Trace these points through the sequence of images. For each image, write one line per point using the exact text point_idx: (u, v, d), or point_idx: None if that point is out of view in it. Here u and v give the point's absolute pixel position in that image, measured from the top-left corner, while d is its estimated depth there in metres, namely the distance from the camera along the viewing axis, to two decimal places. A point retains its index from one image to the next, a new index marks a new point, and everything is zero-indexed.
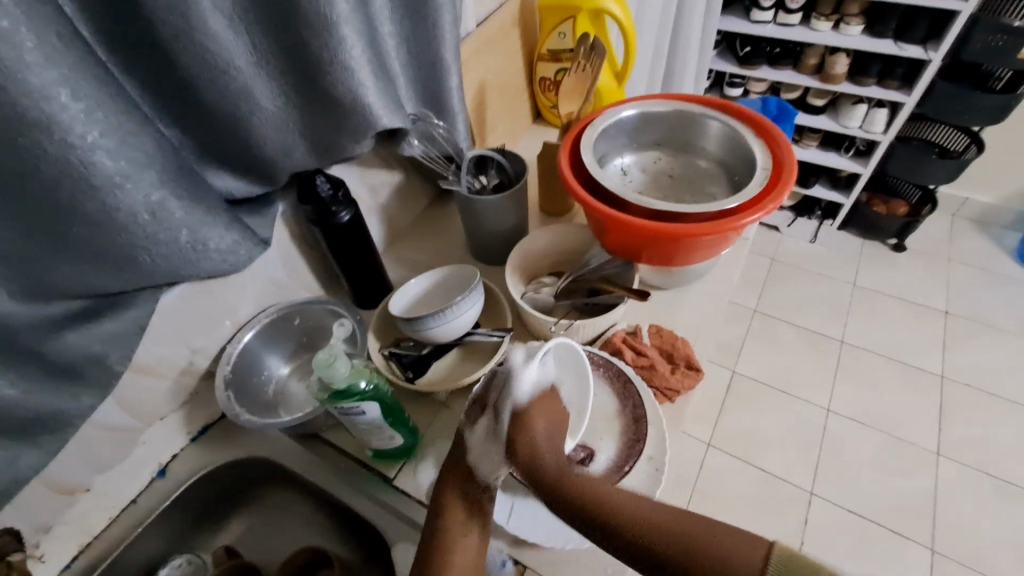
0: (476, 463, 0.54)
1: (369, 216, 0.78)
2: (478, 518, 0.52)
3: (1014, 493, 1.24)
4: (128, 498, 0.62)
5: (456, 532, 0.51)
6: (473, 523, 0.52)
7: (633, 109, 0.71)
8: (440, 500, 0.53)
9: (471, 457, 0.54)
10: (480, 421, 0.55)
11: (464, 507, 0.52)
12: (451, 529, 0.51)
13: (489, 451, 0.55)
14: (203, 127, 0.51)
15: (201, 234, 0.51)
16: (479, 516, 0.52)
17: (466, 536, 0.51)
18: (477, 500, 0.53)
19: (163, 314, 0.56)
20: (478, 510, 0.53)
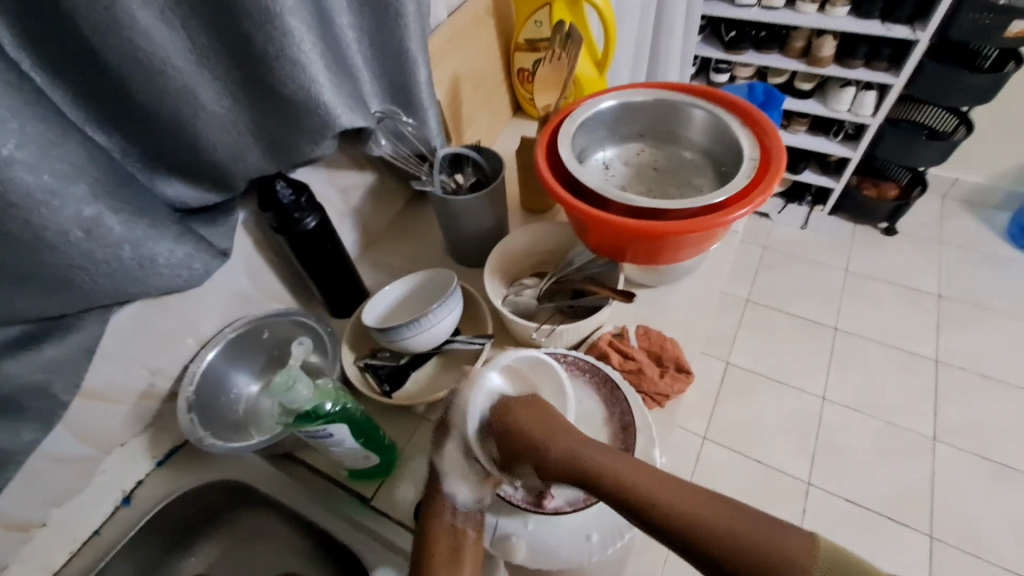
0: (453, 491, 0.49)
1: (341, 221, 0.75)
2: (466, 551, 0.47)
3: (1010, 475, 1.23)
4: (90, 529, 0.59)
5: (442, 569, 0.45)
6: (460, 559, 0.46)
7: (613, 99, 0.67)
8: (424, 538, 0.47)
9: (448, 486, 0.49)
10: (448, 445, 0.49)
11: (449, 539, 0.47)
12: (436, 566, 0.45)
13: (467, 475, 0.49)
14: (145, 134, 0.47)
15: (146, 249, 0.47)
16: (463, 550, 0.47)
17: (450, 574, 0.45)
18: (462, 530, 0.48)
19: (114, 335, 0.52)
20: (466, 543, 0.48)
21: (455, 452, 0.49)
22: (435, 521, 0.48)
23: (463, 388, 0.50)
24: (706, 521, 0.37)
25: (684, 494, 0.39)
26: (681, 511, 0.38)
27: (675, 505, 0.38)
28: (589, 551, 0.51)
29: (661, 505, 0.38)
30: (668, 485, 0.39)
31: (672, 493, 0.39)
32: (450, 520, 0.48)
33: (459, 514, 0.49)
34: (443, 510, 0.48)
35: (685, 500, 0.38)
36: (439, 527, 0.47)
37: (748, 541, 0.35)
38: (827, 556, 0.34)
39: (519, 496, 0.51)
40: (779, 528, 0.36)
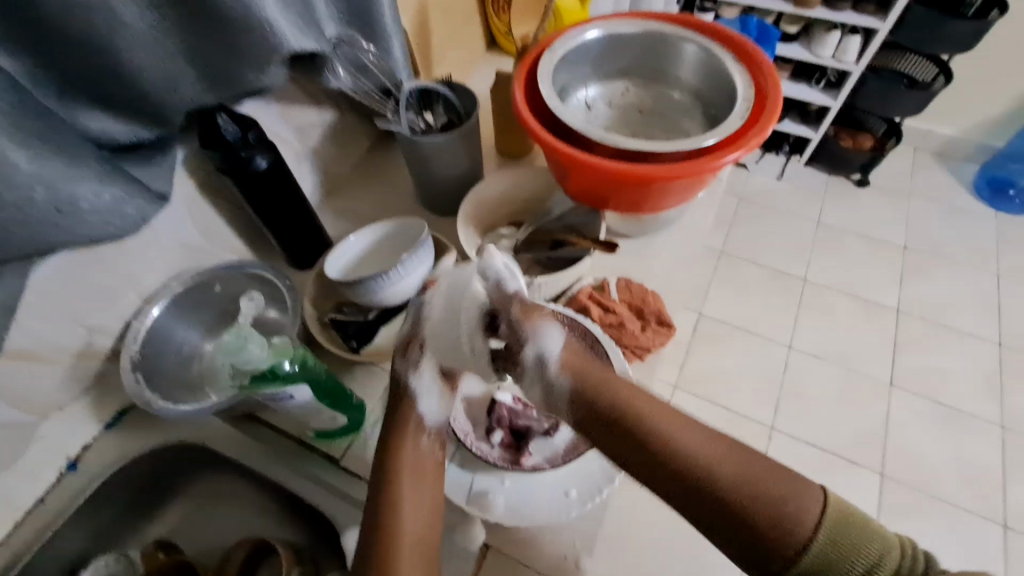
0: (423, 407, 0.48)
1: (299, 163, 0.68)
2: (429, 471, 0.47)
3: (957, 417, 1.30)
4: (31, 499, 0.54)
5: (407, 486, 0.45)
6: (426, 477, 0.46)
7: (598, 30, 0.61)
8: (390, 457, 0.46)
9: (418, 404, 0.48)
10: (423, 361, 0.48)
11: (417, 461, 0.46)
12: (404, 483, 0.45)
13: (435, 390, 0.49)
14: (51, 52, 0.39)
15: (64, 191, 0.41)
16: (430, 468, 0.47)
17: (421, 489, 0.46)
18: (426, 453, 0.47)
19: (38, 290, 0.46)
20: (431, 463, 0.47)
21: (428, 367, 0.49)
22: (401, 437, 0.47)
23: (434, 299, 0.49)
24: (736, 481, 0.39)
25: (713, 450, 0.40)
26: (711, 468, 0.39)
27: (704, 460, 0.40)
28: (567, 507, 0.49)
29: (693, 462, 0.40)
30: (702, 441, 0.41)
31: (703, 450, 0.40)
32: (417, 439, 0.47)
33: (423, 432, 0.48)
34: (409, 427, 0.47)
35: (712, 455, 0.40)
36: (408, 448, 0.46)
37: (767, 494, 0.38)
38: (838, 509, 0.37)
39: (495, 454, 0.51)
40: (794, 482, 0.38)
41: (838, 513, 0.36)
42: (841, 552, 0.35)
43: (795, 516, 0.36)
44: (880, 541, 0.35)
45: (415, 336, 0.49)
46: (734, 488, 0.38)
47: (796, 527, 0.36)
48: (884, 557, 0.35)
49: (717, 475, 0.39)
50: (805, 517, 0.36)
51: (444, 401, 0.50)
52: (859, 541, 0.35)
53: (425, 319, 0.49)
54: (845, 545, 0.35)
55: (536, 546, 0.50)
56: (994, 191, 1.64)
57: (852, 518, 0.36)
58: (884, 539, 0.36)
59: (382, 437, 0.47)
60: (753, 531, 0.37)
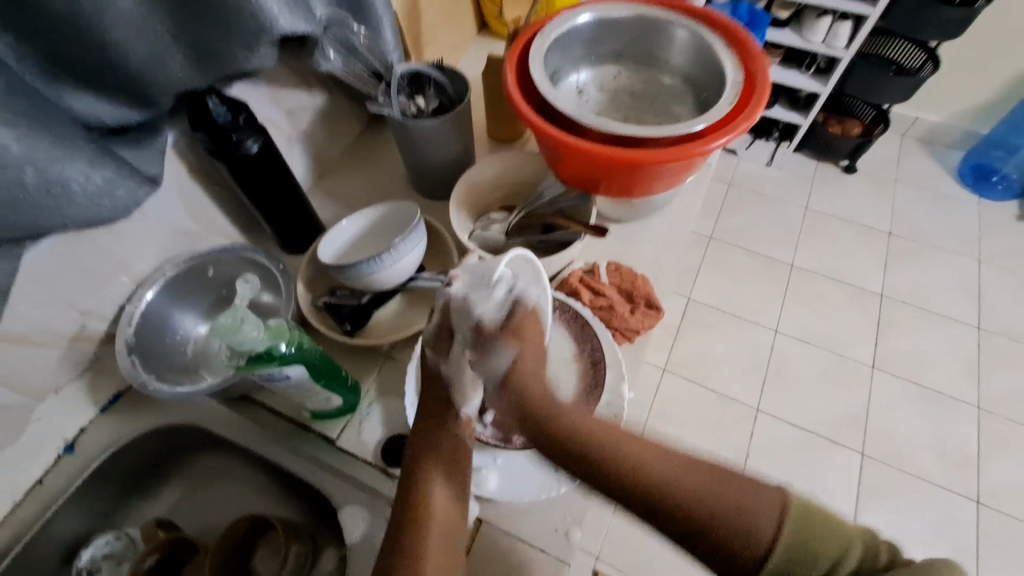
0: (462, 398, 0.50)
1: (290, 147, 0.68)
2: (465, 458, 0.48)
3: (936, 399, 1.34)
4: (32, 479, 0.55)
5: (443, 472, 0.46)
6: (461, 465, 0.48)
7: (590, 14, 0.61)
8: (430, 444, 0.48)
9: (461, 395, 0.50)
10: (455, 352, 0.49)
11: (453, 447, 0.48)
12: (439, 469, 0.46)
13: (471, 383, 0.50)
14: (38, 31, 0.39)
15: (55, 173, 0.40)
16: (462, 457, 0.48)
17: (450, 478, 0.46)
18: (463, 437, 0.49)
19: (30, 272, 0.46)
20: (466, 451, 0.49)
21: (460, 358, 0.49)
22: (442, 427, 0.49)
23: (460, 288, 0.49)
24: (693, 491, 0.38)
25: (668, 465, 0.40)
26: (666, 484, 0.39)
27: (661, 476, 0.39)
28: (557, 482, 0.52)
29: (649, 481, 0.39)
30: (657, 458, 0.41)
31: (658, 465, 0.40)
32: (456, 426, 0.49)
33: (462, 423, 0.50)
34: (451, 417, 0.49)
35: (668, 469, 0.40)
36: (445, 435, 0.49)
37: (726, 502, 0.37)
38: (800, 507, 0.37)
39: (488, 432, 0.53)
40: (752, 488, 0.38)
41: (800, 509, 0.36)
42: (807, 553, 0.35)
43: (756, 520, 0.36)
44: (846, 538, 0.36)
45: (447, 325, 0.50)
46: (692, 500, 0.38)
47: (760, 533, 0.36)
48: (847, 554, 0.35)
49: (674, 490, 0.39)
50: (768, 517, 0.36)
51: (480, 392, 0.51)
52: (823, 540, 0.35)
53: (454, 312, 0.48)
54: (811, 546, 0.35)
55: (528, 521, 0.52)
56: (977, 178, 1.67)
57: (816, 513, 0.37)
58: (849, 534, 0.36)
59: (421, 426, 0.50)
60: (718, 539, 0.36)
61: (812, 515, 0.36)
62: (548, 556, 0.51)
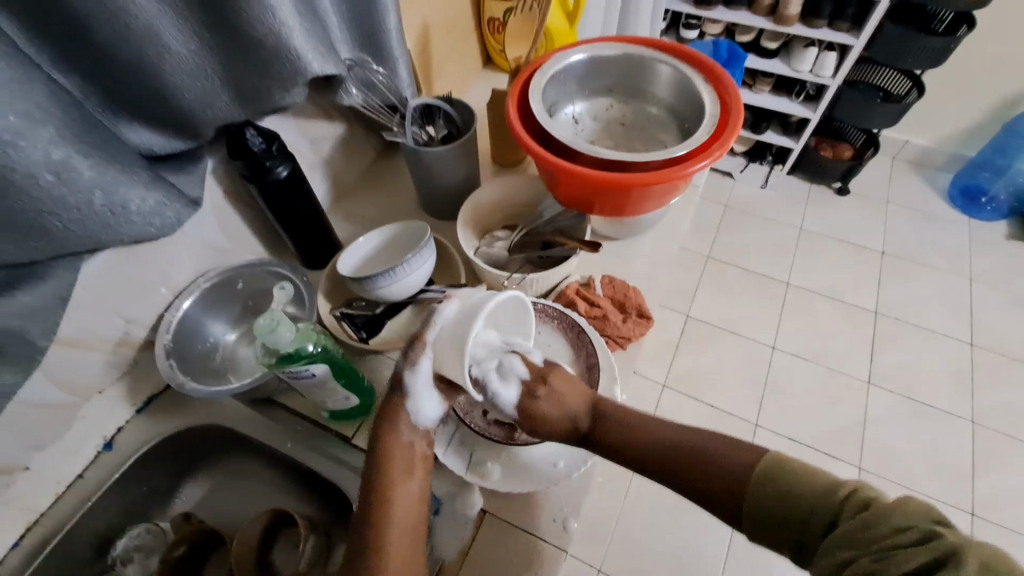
0: (415, 407, 0.52)
1: (312, 171, 0.74)
2: (418, 463, 0.50)
3: (931, 413, 1.37)
4: (73, 473, 0.60)
5: (397, 477, 0.48)
6: (414, 469, 0.49)
7: (583, 53, 0.68)
8: (379, 447, 0.49)
9: (411, 401, 0.51)
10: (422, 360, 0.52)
11: (405, 453, 0.50)
12: (393, 475, 0.48)
13: (431, 393, 0.52)
14: (108, 75, 0.45)
15: (117, 196, 0.47)
16: (418, 464, 0.50)
17: (406, 482, 0.48)
18: (415, 443, 0.51)
19: (87, 283, 0.52)
20: (419, 456, 0.50)
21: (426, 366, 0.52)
22: (393, 431, 0.50)
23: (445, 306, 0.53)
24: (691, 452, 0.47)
25: (662, 434, 0.49)
26: (659, 446, 0.48)
27: (654, 441, 0.49)
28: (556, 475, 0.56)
29: (646, 447, 0.49)
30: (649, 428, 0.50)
31: (659, 434, 0.49)
32: (408, 434, 0.51)
33: (414, 429, 0.51)
34: (403, 424, 0.51)
35: (661, 434, 0.49)
36: (397, 440, 0.50)
37: (710, 461, 0.45)
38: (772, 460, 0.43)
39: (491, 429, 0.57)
40: (733, 447, 0.45)
41: (771, 462, 0.43)
42: (778, 500, 0.41)
43: (733, 469, 0.44)
44: (811, 486, 0.40)
45: (421, 336, 0.53)
46: (679, 458, 0.47)
47: (737, 477, 0.43)
48: (813, 504, 0.40)
49: (673, 452, 0.47)
50: (742, 469, 0.44)
51: (436, 402, 0.53)
52: (795, 480, 0.41)
53: (433, 326, 0.53)
54: (779, 493, 0.41)
55: (529, 512, 0.57)
56: (966, 199, 1.72)
57: (787, 465, 0.42)
58: (815, 484, 0.40)
59: (375, 427, 0.51)
60: (699, 488, 0.45)
61: (781, 464, 0.42)
62: (546, 544, 0.55)
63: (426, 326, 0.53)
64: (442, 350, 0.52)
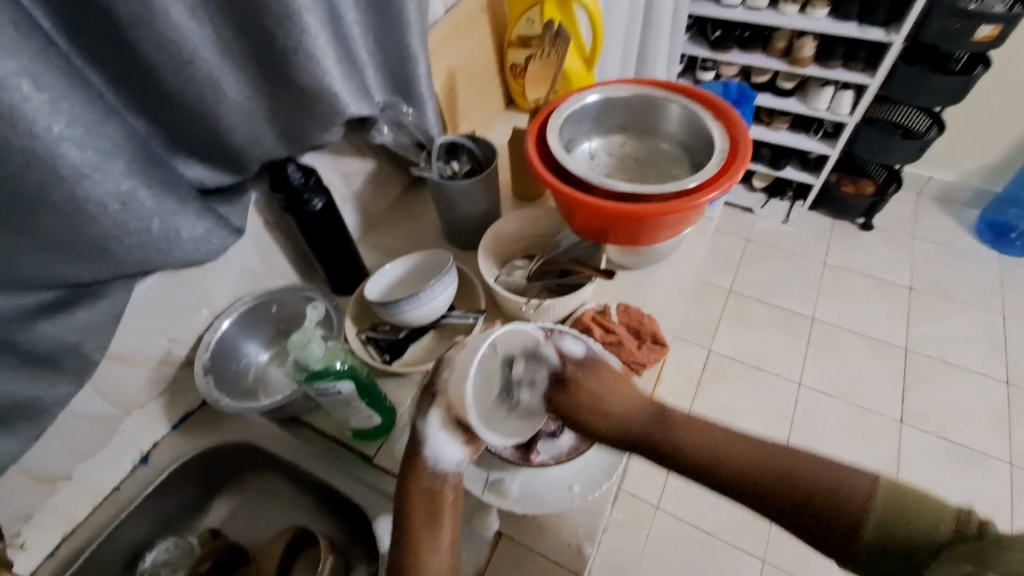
0: (435, 454, 0.49)
1: (343, 204, 0.79)
2: (445, 511, 0.48)
3: (971, 455, 1.31)
4: (110, 486, 0.63)
5: (424, 532, 0.46)
6: (441, 519, 0.47)
7: (598, 94, 0.72)
8: (404, 501, 0.47)
9: (429, 450, 0.49)
10: (433, 409, 0.50)
11: (429, 501, 0.47)
12: (418, 529, 0.46)
13: (451, 438, 0.50)
14: (173, 118, 0.51)
15: (172, 224, 0.52)
16: (444, 515, 0.47)
17: (434, 540, 0.46)
18: (440, 490, 0.48)
19: (137, 303, 0.57)
20: (445, 503, 0.48)
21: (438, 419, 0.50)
22: (415, 483, 0.48)
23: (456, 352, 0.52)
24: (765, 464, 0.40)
25: (753, 457, 0.41)
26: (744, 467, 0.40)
27: (743, 462, 0.40)
28: (570, 499, 0.56)
29: (733, 466, 0.41)
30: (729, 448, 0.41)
31: (737, 449, 0.42)
32: (429, 481, 0.48)
33: (437, 478, 0.49)
34: (422, 471, 0.49)
35: (727, 441, 0.42)
36: (420, 489, 0.48)
37: (808, 486, 0.38)
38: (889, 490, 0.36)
39: (507, 451, 0.57)
40: (829, 472, 0.38)
41: (889, 495, 0.36)
42: (897, 521, 0.35)
43: (849, 499, 0.37)
44: (930, 514, 0.34)
45: (431, 386, 0.51)
46: (785, 483, 0.39)
47: (847, 507, 0.36)
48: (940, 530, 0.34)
49: (778, 482, 0.39)
50: (853, 493, 0.37)
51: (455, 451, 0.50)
52: (912, 512, 0.35)
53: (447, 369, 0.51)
54: (900, 533, 0.35)
55: (546, 533, 0.57)
56: (995, 235, 1.69)
57: (909, 501, 0.35)
58: (938, 510, 0.35)
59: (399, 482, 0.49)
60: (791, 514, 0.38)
61: (901, 502, 0.35)
62: (562, 566, 0.56)
63: (439, 377, 0.52)
64: (455, 398, 0.49)
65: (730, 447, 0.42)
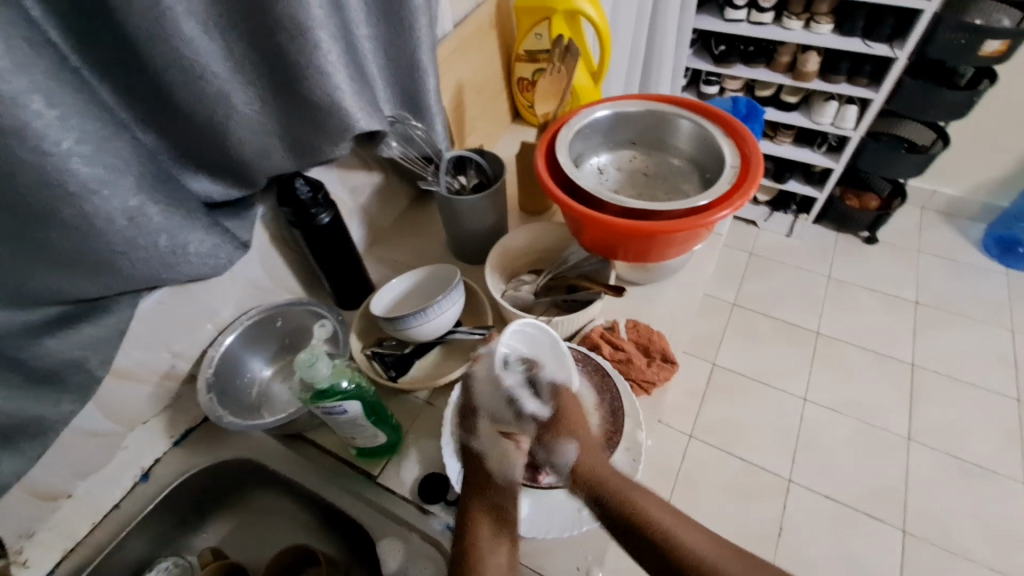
0: (495, 467, 0.55)
1: (350, 217, 0.79)
2: (507, 524, 0.52)
3: (980, 473, 1.29)
4: (111, 503, 0.62)
5: (486, 544, 0.50)
6: (503, 532, 0.52)
7: (607, 109, 0.72)
8: (466, 515, 0.53)
9: (489, 463, 0.56)
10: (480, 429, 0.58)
11: (489, 514, 0.53)
12: (481, 543, 0.50)
13: (501, 448, 0.56)
14: (182, 133, 0.51)
15: (179, 239, 0.51)
16: (506, 524, 0.52)
17: (495, 551, 0.50)
18: (501, 506, 0.54)
19: (143, 319, 0.56)
20: (502, 516, 0.53)
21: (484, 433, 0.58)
22: (477, 499, 0.54)
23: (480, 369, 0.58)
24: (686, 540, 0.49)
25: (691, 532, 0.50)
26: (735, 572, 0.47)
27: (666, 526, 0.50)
28: (577, 521, 0.56)
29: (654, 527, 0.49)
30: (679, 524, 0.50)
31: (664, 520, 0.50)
32: (491, 496, 0.54)
33: (501, 486, 0.54)
34: (484, 485, 0.55)
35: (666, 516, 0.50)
36: (480, 506, 0.53)
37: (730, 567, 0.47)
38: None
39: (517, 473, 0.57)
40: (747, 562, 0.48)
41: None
42: None
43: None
44: None
45: (471, 404, 0.59)
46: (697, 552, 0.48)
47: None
48: None
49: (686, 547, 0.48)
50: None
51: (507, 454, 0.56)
52: None
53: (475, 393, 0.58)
54: None
55: (551, 557, 0.56)
56: (1002, 249, 1.68)
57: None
58: None
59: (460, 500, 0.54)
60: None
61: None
62: None
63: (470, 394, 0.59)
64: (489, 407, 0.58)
65: (673, 522, 0.50)
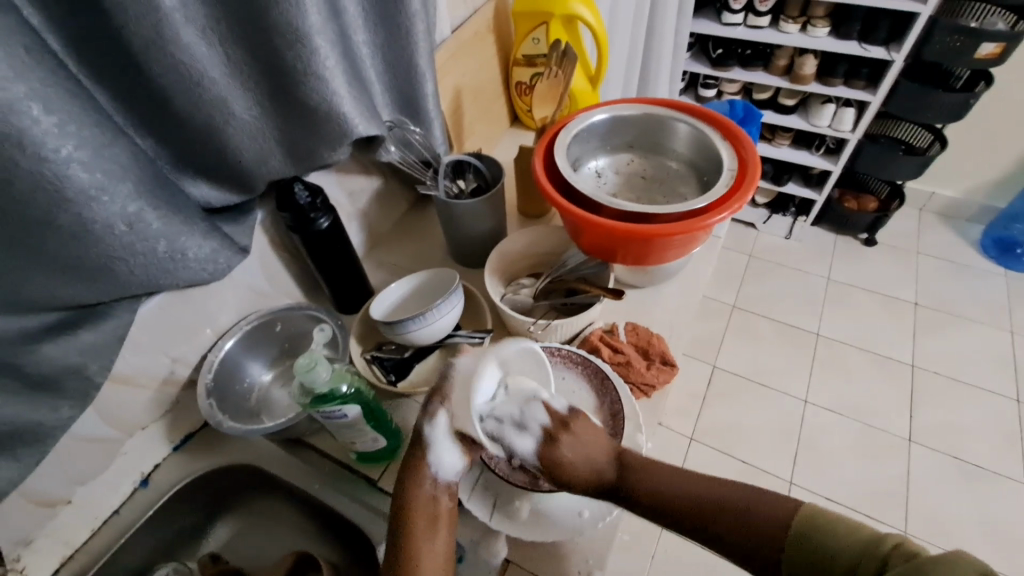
0: (436, 460, 0.51)
1: (349, 222, 0.79)
2: (443, 516, 0.49)
3: (982, 475, 1.29)
4: (110, 509, 0.62)
5: (420, 532, 0.47)
6: (438, 524, 0.48)
7: (605, 113, 0.73)
8: (405, 504, 0.49)
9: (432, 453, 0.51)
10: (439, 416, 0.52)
11: (427, 508, 0.49)
12: (417, 532, 0.47)
13: (451, 444, 0.52)
14: (180, 139, 0.51)
15: (178, 244, 0.51)
16: (441, 515, 0.49)
17: (431, 537, 0.47)
18: (438, 498, 0.50)
19: (142, 324, 0.56)
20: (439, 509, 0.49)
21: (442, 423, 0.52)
22: (415, 486, 0.50)
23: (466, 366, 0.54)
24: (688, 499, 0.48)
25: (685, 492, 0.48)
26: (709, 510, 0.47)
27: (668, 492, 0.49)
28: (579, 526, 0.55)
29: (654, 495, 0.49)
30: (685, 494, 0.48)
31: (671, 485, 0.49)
32: (430, 489, 0.50)
33: (435, 483, 0.50)
34: (423, 480, 0.50)
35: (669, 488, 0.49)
36: (420, 492, 0.50)
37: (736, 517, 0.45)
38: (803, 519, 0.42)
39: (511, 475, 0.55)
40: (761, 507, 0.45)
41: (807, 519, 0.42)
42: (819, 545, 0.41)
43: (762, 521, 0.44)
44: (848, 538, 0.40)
45: (438, 390, 0.53)
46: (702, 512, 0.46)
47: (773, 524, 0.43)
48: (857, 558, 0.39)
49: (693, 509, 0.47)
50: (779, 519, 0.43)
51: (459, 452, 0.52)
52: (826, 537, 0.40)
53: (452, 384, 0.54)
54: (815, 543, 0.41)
55: (552, 562, 0.56)
56: (1001, 250, 1.68)
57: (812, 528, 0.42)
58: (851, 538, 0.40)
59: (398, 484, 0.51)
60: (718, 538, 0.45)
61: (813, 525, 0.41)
62: None
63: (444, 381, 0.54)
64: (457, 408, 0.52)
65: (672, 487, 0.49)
